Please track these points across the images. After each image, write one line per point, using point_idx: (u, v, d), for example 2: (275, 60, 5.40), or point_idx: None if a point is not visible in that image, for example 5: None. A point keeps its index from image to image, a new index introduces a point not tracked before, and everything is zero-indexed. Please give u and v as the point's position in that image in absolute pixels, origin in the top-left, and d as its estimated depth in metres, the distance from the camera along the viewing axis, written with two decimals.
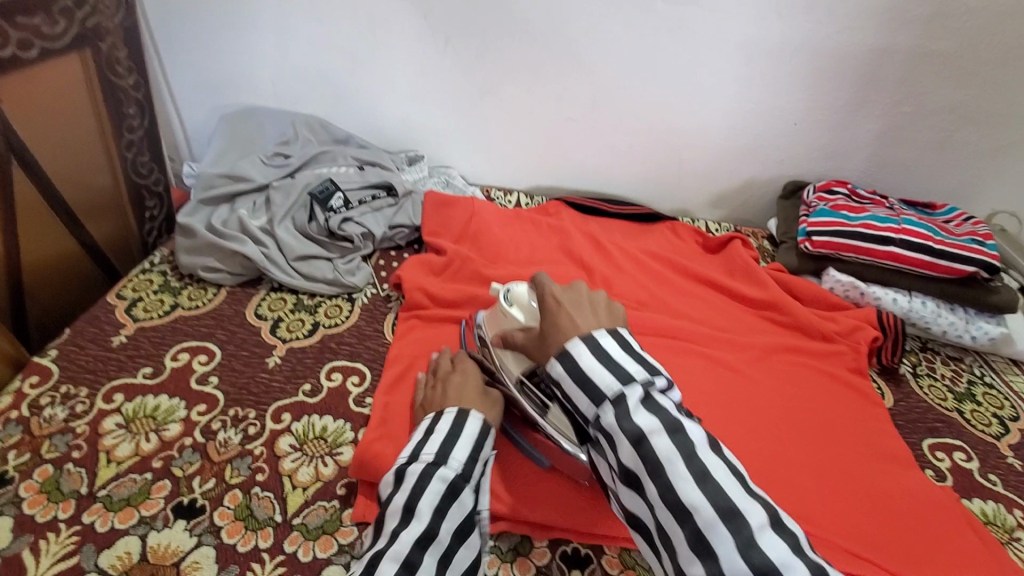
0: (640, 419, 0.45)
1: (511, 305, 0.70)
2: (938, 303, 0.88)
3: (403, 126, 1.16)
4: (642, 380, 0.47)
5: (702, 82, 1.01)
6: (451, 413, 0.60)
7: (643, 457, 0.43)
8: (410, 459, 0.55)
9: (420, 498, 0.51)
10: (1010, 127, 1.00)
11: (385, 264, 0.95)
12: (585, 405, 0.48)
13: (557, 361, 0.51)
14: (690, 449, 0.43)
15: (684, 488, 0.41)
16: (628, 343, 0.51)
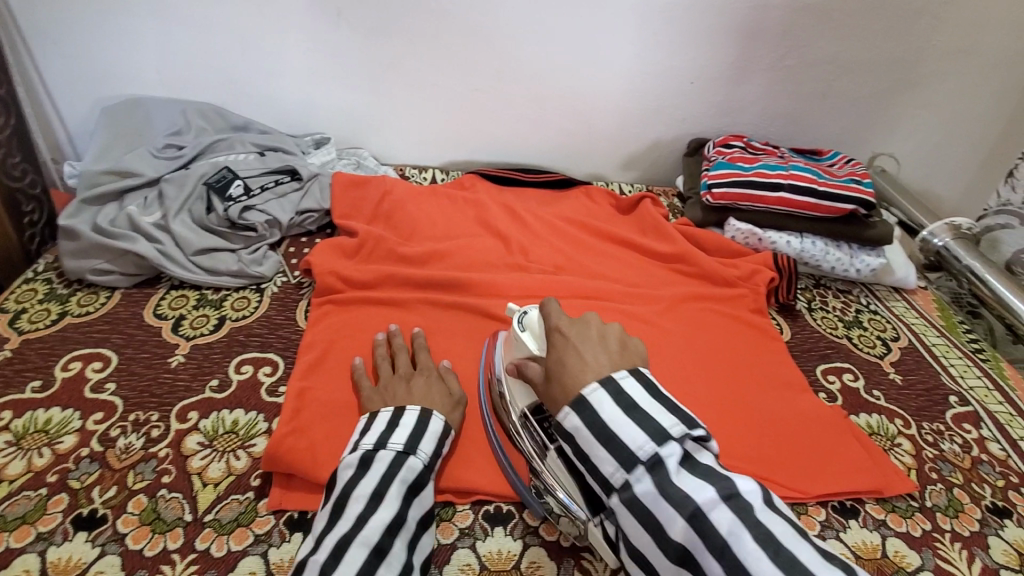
0: (693, 489, 0.44)
1: (523, 330, 0.66)
2: (826, 242, 0.96)
3: (305, 108, 1.11)
4: (677, 436, 0.47)
5: (602, 45, 1.03)
6: (416, 409, 0.60)
7: (704, 534, 0.42)
8: (376, 447, 0.55)
9: (386, 485, 0.52)
10: (882, 74, 1.08)
11: (296, 251, 0.92)
12: (610, 468, 0.48)
13: (574, 413, 0.50)
14: (750, 515, 0.42)
15: (756, 564, 0.40)
16: (652, 387, 0.51)
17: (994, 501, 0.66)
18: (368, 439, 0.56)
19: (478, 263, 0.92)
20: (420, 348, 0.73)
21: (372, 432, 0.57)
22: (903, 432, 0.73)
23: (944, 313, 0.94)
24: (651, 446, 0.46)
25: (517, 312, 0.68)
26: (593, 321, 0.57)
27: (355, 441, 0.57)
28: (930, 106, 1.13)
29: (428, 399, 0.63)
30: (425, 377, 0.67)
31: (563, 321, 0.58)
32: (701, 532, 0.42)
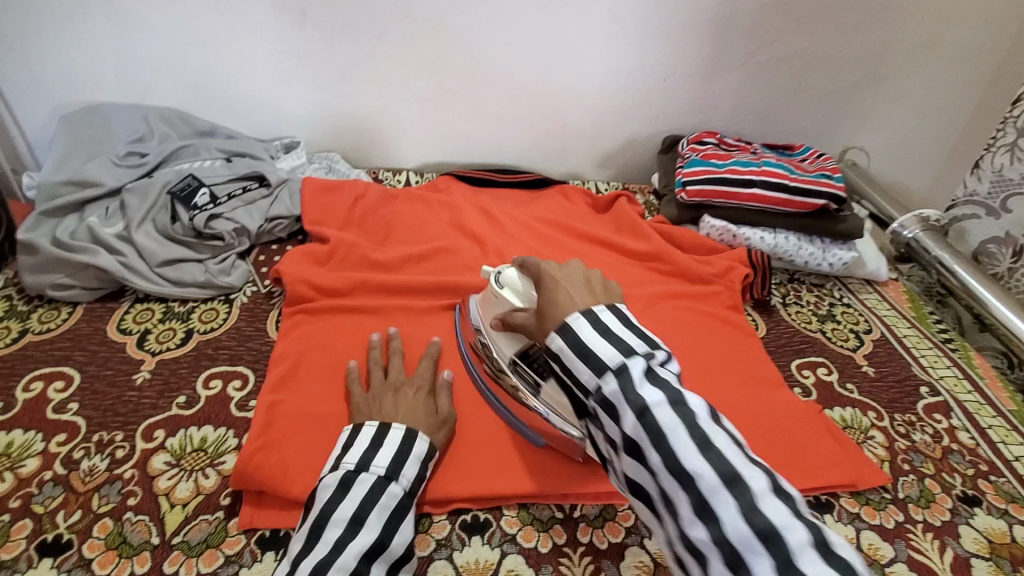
0: (645, 391, 0.43)
1: (501, 287, 0.69)
2: (798, 237, 0.96)
3: (274, 112, 1.09)
4: (642, 353, 0.46)
5: (574, 44, 1.02)
6: (400, 430, 0.59)
7: (646, 428, 0.41)
8: (358, 468, 0.54)
9: (367, 510, 0.51)
10: (851, 68, 1.09)
11: (266, 259, 0.89)
12: (584, 375, 0.47)
13: (557, 335, 0.50)
14: (692, 419, 0.41)
15: (687, 456, 0.40)
16: (626, 319, 0.51)
17: (965, 490, 0.67)
18: (350, 459, 0.55)
19: (454, 267, 0.91)
20: (428, 357, 0.73)
21: (355, 450, 0.56)
22: (876, 424, 0.74)
23: (915, 304, 0.96)
24: (620, 357, 0.46)
25: (493, 273, 0.71)
26: (576, 268, 0.60)
27: (337, 460, 0.56)
28: (898, 99, 1.15)
29: (414, 417, 0.62)
30: (416, 391, 0.66)
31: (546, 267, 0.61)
32: (646, 427, 0.42)
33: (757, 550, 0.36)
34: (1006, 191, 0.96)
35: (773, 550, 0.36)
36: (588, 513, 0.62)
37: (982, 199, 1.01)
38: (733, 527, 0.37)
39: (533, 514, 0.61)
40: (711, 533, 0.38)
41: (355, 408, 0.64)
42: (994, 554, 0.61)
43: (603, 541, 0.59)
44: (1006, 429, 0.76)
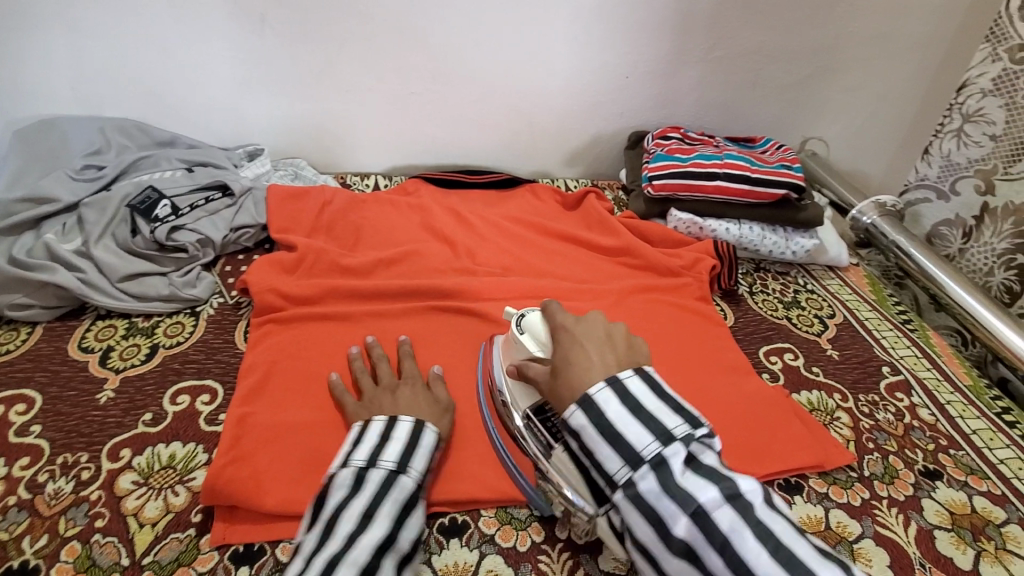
0: (696, 487, 0.46)
1: (523, 331, 0.66)
2: (762, 227, 0.99)
3: (236, 119, 1.07)
4: (681, 436, 0.49)
5: (537, 43, 1.03)
6: (406, 422, 0.59)
7: (705, 529, 0.45)
8: (368, 465, 0.53)
9: (379, 506, 0.51)
10: (806, 61, 1.13)
11: (233, 270, 0.88)
12: (615, 465, 0.49)
13: (580, 412, 0.52)
14: (751, 514, 0.45)
15: (756, 558, 0.43)
16: (655, 386, 0.53)
17: (926, 465, 0.70)
18: (359, 456, 0.55)
19: (425, 270, 0.91)
20: (406, 357, 0.72)
21: (363, 447, 0.56)
22: (842, 405, 0.77)
23: (875, 287, 0.99)
24: (656, 445, 0.48)
25: (516, 316, 0.68)
26: (597, 321, 0.60)
27: (345, 458, 0.55)
28: (853, 90, 1.18)
29: (416, 409, 0.63)
30: (412, 387, 0.66)
31: (568, 321, 0.61)
32: (704, 529, 0.45)
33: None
34: (954, 175, 1.01)
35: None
36: None
37: (932, 183, 1.05)
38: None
39: (511, 514, 0.62)
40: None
41: (355, 411, 0.64)
42: (955, 525, 0.64)
43: (580, 534, 0.60)
44: (964, 403, 0.79)
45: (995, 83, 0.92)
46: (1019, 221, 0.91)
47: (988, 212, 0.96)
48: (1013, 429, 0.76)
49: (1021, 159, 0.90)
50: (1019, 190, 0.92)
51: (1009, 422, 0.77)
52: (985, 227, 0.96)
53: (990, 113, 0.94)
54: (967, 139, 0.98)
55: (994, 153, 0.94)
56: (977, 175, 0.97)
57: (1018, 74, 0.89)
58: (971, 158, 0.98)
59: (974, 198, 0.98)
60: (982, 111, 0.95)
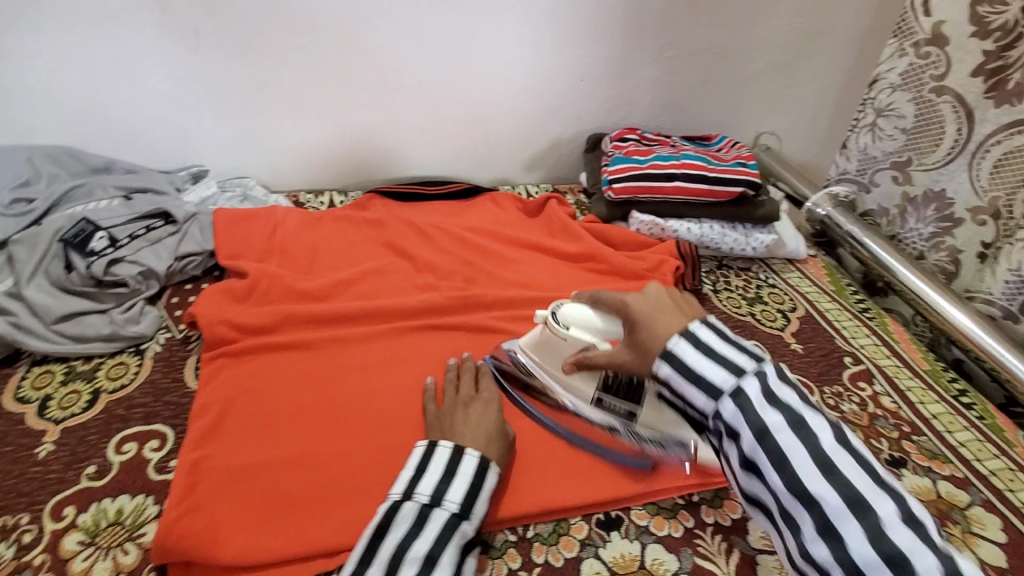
0: (766, 416, 0.52)
1: (568, 326, 0.70)
2: (722, 225, 1.00)
3: (176, 140, 1.01)
4: (753, 371, 0.54)
5: (487, 49, 1.01)
6: (475, 456, 0.59)
7: (770, 452, 0.50)
8: (433, 502, 0.54)
9: (441, 549, 0.51)
10: (754, 58, 1.14)
11: (180, 302, 0.83)
12: (700, 400, 0.55)
13: (665, 362, 0.57)
14: (814, 443, 0.50)
15: (813, 481, 0.49)
16: (727, 336, 0.57)
17: (891, 454, 0.71)
18: (423, 490, 0.55)
19: (386, 289, 0.88)
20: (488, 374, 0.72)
21: (427, 480, 0.56)
22: (808, 399, 0.77)
23: (833, 278, 1.01)
24: (734, 381, 0.54)
25: (549, 316, 0.72)
26: (658, 292, 0.65)
27: (408, 487, 0.55)
28: (801, 84, 1.20)
29: (484, 437, 0.62)
30: (485, 406, 0.66)
31: (620, 295, 0.67)
32: (765, 447, 0.51)
33: (881, 570, 0.45)
34: (872, 167, 1.04)
35: (894, 568, 0.44)
36: (541, 532, 0.61)
37: (852, 176, 1.09)
38: (856, 546, 0.46)
39: (485, 543, 0.60)
40: (834, 551, 0.47)
41: (431, 427, 0.65)
42: None
43: (557, 558, 0.59)
44: (923, 389, 0.81)
45: (902, 78, 0.95)
46: (940, 207, 0.94)
47: (909, 200, 0.99)
48: (970, 411, 0.78)
49: (935, 149, 0.93)
50: (936, 178, 0.94)
51: (965, 404, 0.79)
52: (909, 214, 1.00)
53: (900, 108, 0.97)
54: (881, 133, 1.01)
55: (907, 145, 0.97)
56: (893, 166, 1.01)
57: (924, 69, 0.92)
58: (886, 151, 1.01)
59: (893, 189, 1.02)
60: (892, 106, 0.98)
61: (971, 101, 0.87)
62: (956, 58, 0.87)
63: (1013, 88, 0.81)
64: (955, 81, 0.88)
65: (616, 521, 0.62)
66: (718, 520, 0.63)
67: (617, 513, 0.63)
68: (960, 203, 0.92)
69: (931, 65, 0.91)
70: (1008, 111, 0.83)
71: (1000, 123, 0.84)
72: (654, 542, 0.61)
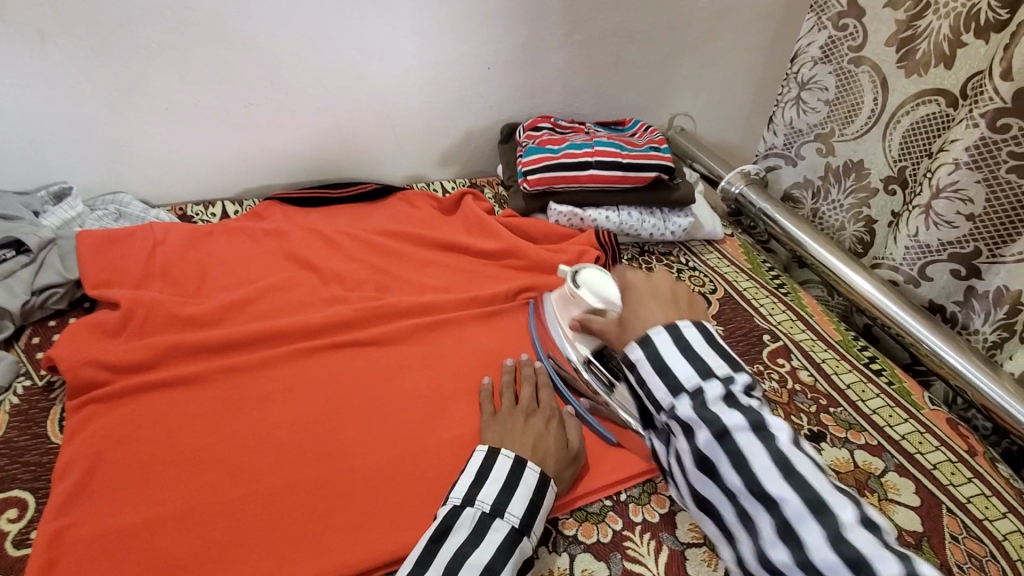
0: (726, 415, 0.52)
1: (579, 288, 0.73)
2: (640, 210, 0.98)
3: (27, 156, 0.88)
4: (720, 376, 0.55)
5: (384, 40, 0.94)
6: (533, 470, 0.57)
7: (727, 450, 0.51)
8: (494, 512, 0.53)
9: (500, 561, 0.50)
10: (664, 38, 1.13)
11: (42, 343, 0.72)
12: (661, 393, 0.56)
13: (638, 347, 0.58)
14: (773, 444, 0.51)
15: (771, 482, 0.49)
16: (709, 337, 0.58)
17: (811, 428, 0.72)
18: (486, 498, 0.54)
19: (292, 304, 0.80)
20: (546, 383, 0.70)
21: (489, 488, 0.55)
22: None
23: (750, 256, 1.02)
24: (697, 379, 0.55)
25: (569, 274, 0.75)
26: (660, 279, 0.67)
27: (470, 492, 0.55)
28: (710, 63, 1.21)
29: (544, 449, 0.61)
30: (546, 419, 0.65)
31: (639, 277, 0.68)
32: (725, 448, 0.52)
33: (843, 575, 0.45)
34: (798, 141, 1.05)
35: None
36: None
37: (780, 150, 1.09)
38: (818, 551, 0.47)
39: None
40: (793, 555, 0.48)
41: (486, 431, 0.64)
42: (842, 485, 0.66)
43: None
44: (837, 359, 0.83)
45: (823, 51, 0.96)
46: (858, 176, 0.98)
47: (831, 171, 1.02)
48: (880, 377, 0.81)
49: (853, 120, 0.96)
50: (855, 148, 0.97)
51: (876, 370, 0.82)
52: (831, 186, 1.02)
53: (822, 80, 0.98)
54: (806, 106, 1.02)
55: (829, 117, 0.99)
56: (817, 139, 1.02)
57: (843, 41, 0.93)
58: (811, 123, 1.02)
59: (818, 160, 1.04)
60: (815, 78, 0.99)
61: (886, 70, 0.89)
62: (872, 28, 0.89)
63: (921, 58, 0.84)
64: (872, 51, 0.90)
65: (544, 535, 0.59)
66: (646, 517, 0.62)
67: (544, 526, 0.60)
68: (875, 172, 0.95)
69: (849, 37, 0.92)
70: (916, 81, 0.86)
71: (908, 93, 0.87)
72: (583, 551, 0.58)
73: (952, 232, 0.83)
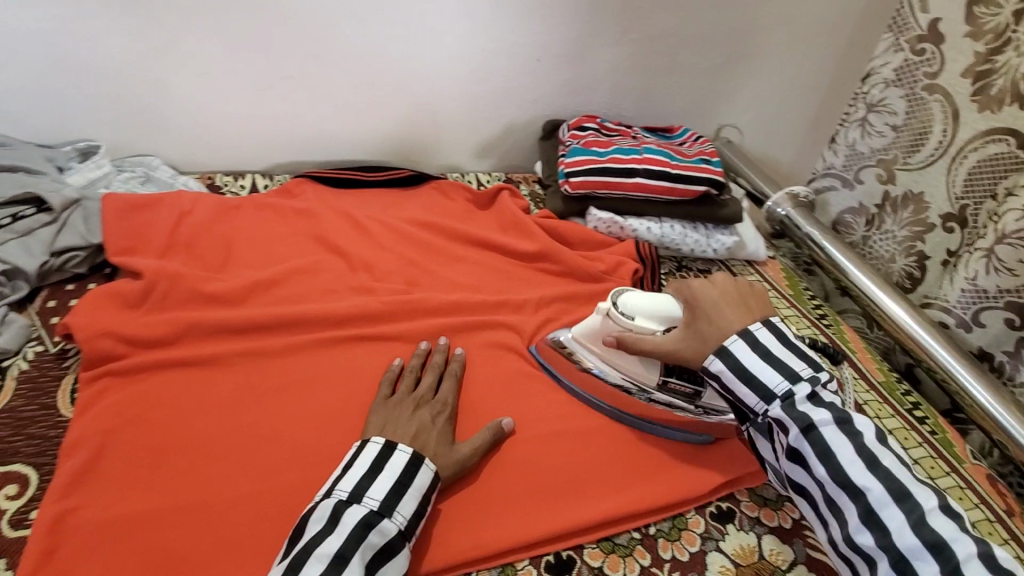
0: (813, 412, 0.57)
1: (633, 318, 0.66)
2: (682, 224, 0.94)
3: (54, 110, 0.85)
4: (807, 377, 0.59)
5: (434, 22, 0.90)
6: (406, 452, 0.56)
7: (814, 442, 0.55)
8: (351, 498, 0.51)
9: (352, 548, 0.48)
10: (721, 45, 1.08)
11: (57, 307, 0.69)
12: (754, 400, 0.60)
13: (719, 359, 0.61)
14: (857, 436, 0.56)
15: (858, 473, 0.54)
16: (783, 337, 0.62)
17: None
18: (344, 486, 0.52)
19: (316, 290, 0.77)
20: (451, 375, 0.68)
21: (351, 476, 0.53)
22: None
23: (792, 282, 0.98)
24: (786, 384, 0.59)
25: (609, 307, 0.67)
26: (725, 279, 0.66)
27: (331, 484, 0.53)
28: (765, 76, 1.16)
29: (423, 440, 0.58)
30: (435, 413, 0.63)
31: (698, 281, 0.67)
32: (811, 440, 0.56)
33: (924, 556, 0.50)
34: (859, 164, 1.00)
35: (936, 555, 0.50)
36: None
37: (838, 172, 1.05)
38: (900, 536, 0.51)
39: None
40: (879, 539, 0.52)
41: (372, 414, 0.62)
42: None
43: None
44: (879, 402, 0.79)
45: (896, 74, 0.92)
46: (917, 210, 0.93)
47: (889, 200, 0.97)
48: (923, 426, 0.77)
49: (919, 150, 0.91)
50: (917, 180, 0.92)
51: (919, 418, 0.78)
52: (887, 216, 0.98)
53: (891, 104, 0.93)
54: (871, 128, 0.97)
55: (895, 143, 0.94)
56: (879, 164, 0.98)
57: (918, 66, 0.89)
58: (874, 147, 0.98)
59: (876, 187, 0.99)
60: (885, 101, 0.94)
61: (958, 102, 0.85)
62: (950, 56, 0.85)
63: (996, 93, 0.80)
64: (947, 80, 0.86)
65: (567, 564, 0.57)
66: (675, 555, 0.59)
67: (567, 554, 0.57)
68: (935, 208, 0.90)
69: (925, 62, 0.88)
70: (988, 117, 0.81)
71: (978, 128, 0.83)
72: None
73: (1013, 280, 0.78)
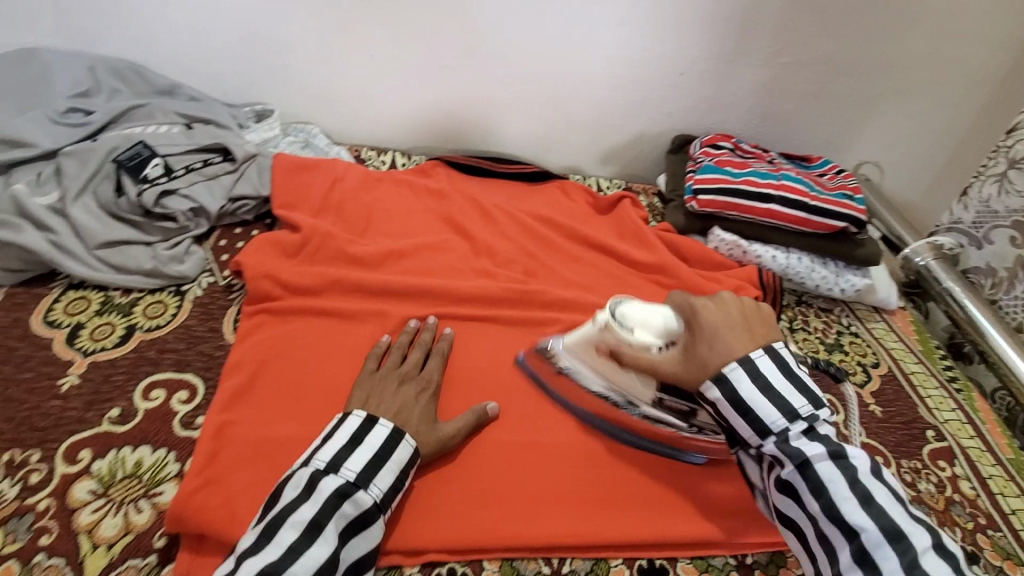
0: (805, 446, 0.53)
1: (632, 330, 0.61)
2: (811, 258, 0.90)
3: (243, 74, 0.96)
4: (806, 415, 0.55)
5: (586, 27, 0.92)
6: (387, 426, 0.57)
7: (807, 477, 0.52)
8: (328, 468, 0.51)
9: (327, 516, 0.48)
10: (877, 77, 1.02)
11: (227, 246, 0.79)
12: (747, 433, 0.56)
13: (716, 387, 0.56)
14: (852, 475, 0.52)
15: (851, 511, 0.50)
16: (786, 368, 0.57)
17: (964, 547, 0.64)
18: (322, 456, 0.52)
19: (439, 267, 0.82)
20: (439, 354, 0.69)
21: (329, 447, 0.54)
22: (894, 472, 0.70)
23: (922, 337, 0.91)
24: (784, 422, 0.54)
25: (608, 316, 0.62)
26: (730, 299, 0.62)
27: (309, 454, 0.53)
28: (919, 115, 1.08)
29: (406, 417, 0.60)
30: (420, 390, 0.64)
31: (695, 300, 0.62)
32: (804, 476, 0.52)
33: None
34: (990, 222, 0.94)
35: None
36: (577, 568, 0.57)
37: (965, 227, 0.98)
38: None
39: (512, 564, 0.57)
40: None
41: (357, 387, 0.62)
42: None
43: None
44: (1005, 480, 0.72)
45: None
46: None
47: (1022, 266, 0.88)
48: None
49: None
50: None
51: None
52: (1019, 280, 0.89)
53: None
54: (1010, 186, 0.90)
55: None
56: (1014, 226, 0.90)
57: None
58: (1012, 207, 0.91)
59: (1008, 250, 0.91)
60: None
61: None
62: None
63: None
64: None
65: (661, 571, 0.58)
66: None
67: (662, 563, 0.59)
68: None
69: None
70: None
71: None
72: None
73: None
